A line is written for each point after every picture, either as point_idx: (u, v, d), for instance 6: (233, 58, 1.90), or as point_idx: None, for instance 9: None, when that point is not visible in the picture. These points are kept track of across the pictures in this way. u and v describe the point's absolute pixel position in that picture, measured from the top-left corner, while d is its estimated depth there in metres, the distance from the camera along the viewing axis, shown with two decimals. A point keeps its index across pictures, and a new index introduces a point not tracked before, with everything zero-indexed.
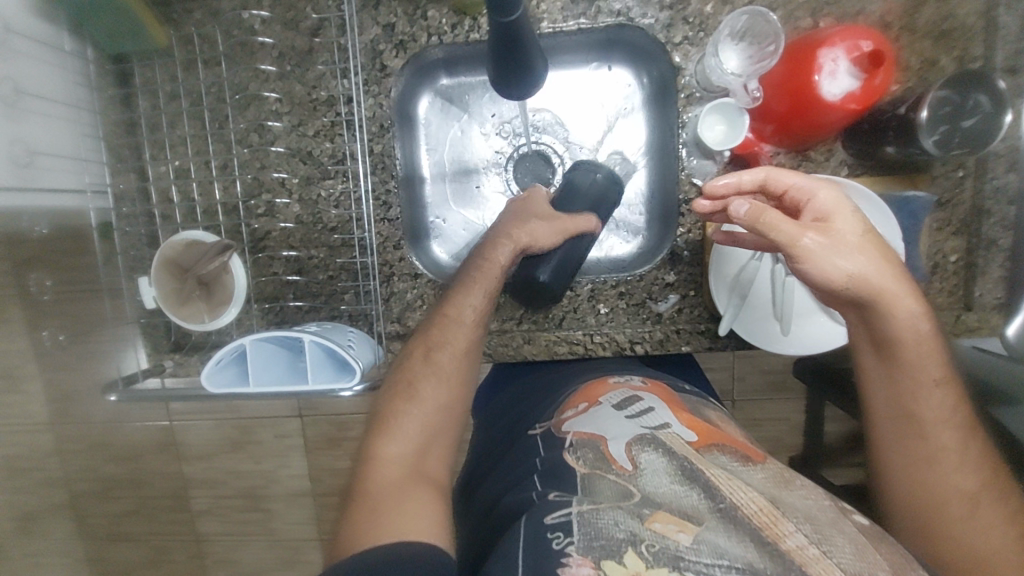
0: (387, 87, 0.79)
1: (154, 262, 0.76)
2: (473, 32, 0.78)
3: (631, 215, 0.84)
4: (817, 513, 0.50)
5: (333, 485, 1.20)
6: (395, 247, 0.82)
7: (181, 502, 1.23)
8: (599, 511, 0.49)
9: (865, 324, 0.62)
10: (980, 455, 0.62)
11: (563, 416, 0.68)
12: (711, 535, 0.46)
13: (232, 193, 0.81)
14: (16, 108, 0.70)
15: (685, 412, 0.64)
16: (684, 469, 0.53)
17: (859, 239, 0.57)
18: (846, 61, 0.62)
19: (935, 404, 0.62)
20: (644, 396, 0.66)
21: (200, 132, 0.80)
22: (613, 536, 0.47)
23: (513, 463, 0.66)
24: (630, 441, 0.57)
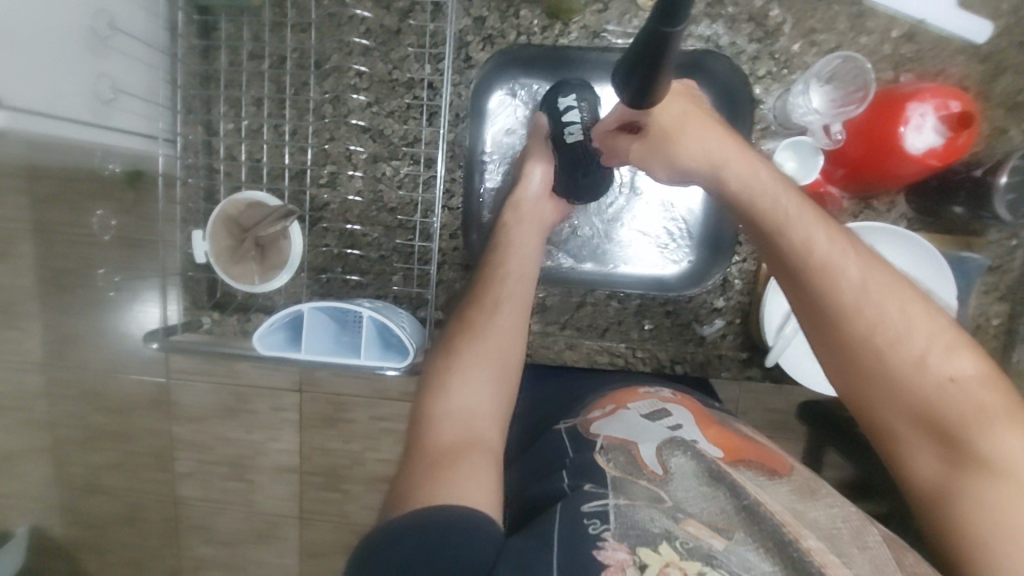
0: (469, 77, 0.80)
1: (213, 216, 0.76)
2: (561, 37, 0.79)
3: (680, 239, 0.85)
4: (839, 528, 0.48)
5: (320, 465, 1.11)
6: (452, 236, 0.83)
7: (163, 461, 1.11)
8: (635, 506, 0.48)
9: (811, 300, 0.54)
10: (941, 375, 0.50)
11: (589, 417, 0.65)
12: (741, 548, 0.45)
13: (300, 159, 0.81)
14: (107, 43, 0.69)
15: (713, 427, 0.61)
16: (710, 471, 0.52)
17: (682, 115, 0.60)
18: (933, 118, 0.66)
19: (856, 330, 0.52)
20: (673, 409, 0.63)
21: (276, 95, 0.80)
22: (649, 529, 0.46)
23: (535, 455, 0.65)
24: (661, 444, 0.56)
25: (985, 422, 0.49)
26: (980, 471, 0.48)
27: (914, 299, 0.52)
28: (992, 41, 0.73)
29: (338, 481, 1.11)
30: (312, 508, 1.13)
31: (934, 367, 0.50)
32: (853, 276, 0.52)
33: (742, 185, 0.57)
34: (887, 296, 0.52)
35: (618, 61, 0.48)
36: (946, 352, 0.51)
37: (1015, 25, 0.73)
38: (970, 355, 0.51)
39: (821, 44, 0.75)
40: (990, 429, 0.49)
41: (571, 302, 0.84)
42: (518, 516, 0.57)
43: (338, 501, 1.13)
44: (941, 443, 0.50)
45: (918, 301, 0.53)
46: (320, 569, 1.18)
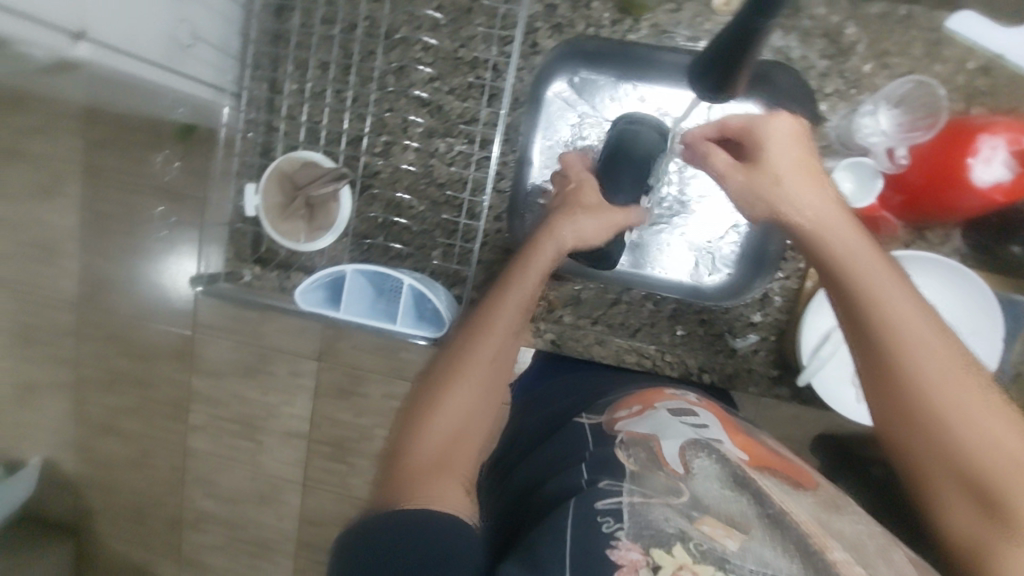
0: (534, 63, 0.81)
1: (267, 171, 0.78)
2: (630, 33, 0.79)
3: (725, 250, 0.84)
4: (865, 542, 0.48)
5: (329, 435, 1.12)
6: (497, 218, 0.84)
7: (179, 413, 1.15)
8: (649, 505, 0.47)
9: (861, 331, 0.53)
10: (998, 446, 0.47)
11: (615, 416, 0.65)
12: (759, 544, 0.45)
13: (358, 126, 0.82)
14: None
15: (739, 434, 0.61)
16: (733, 478, 0.52)
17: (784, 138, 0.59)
18: (1004, 152, 0.64)
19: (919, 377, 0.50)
20: (700, 412, 0.63)
21: (343, 60, 0.81)
22: (663, 529, 0.45)
23: (555, 442, 0.64)
24: (685, 444, 0.55)
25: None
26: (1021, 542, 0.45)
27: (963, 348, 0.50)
28: None
29: (344, 453, 1.13)
30: (316, 476, 1.15)
31: (977, 418, 0.48)
32: (906, 311, 0.51)
33: (812, 213, 0.57)
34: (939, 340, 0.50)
35: (695, 63, 0.61)
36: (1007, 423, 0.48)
37: None
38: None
39: (894, 67, 0.74)
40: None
41: (607, 298, 0.84)
42: (534, 495, 0.57)
43: (341, 473, 1.14)
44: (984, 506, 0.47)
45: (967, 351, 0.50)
46: (314, 539, 1.18)
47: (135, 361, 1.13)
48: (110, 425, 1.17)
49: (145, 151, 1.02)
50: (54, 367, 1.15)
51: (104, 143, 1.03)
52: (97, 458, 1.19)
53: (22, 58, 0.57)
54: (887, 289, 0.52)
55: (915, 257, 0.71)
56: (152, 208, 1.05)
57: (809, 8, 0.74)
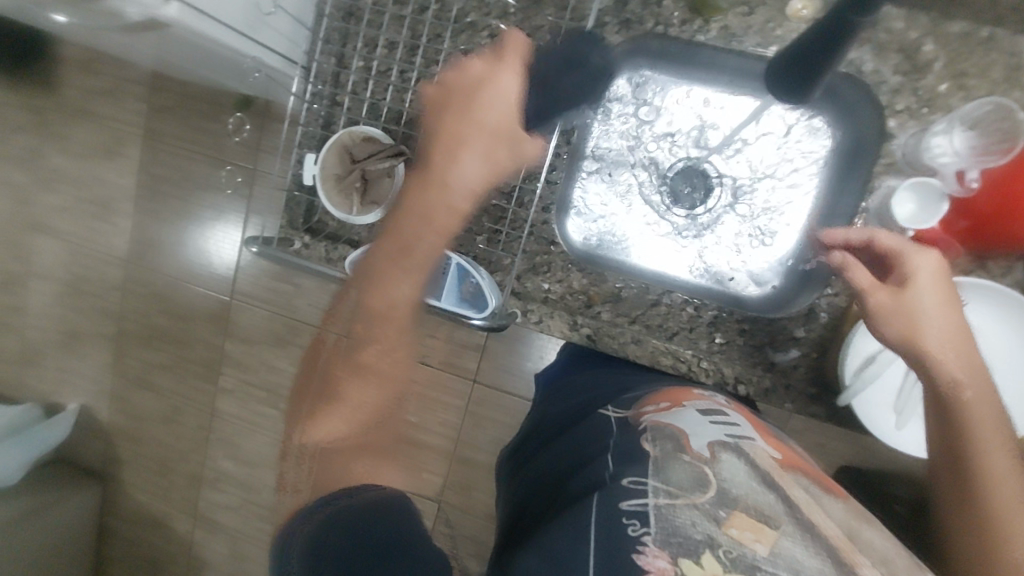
0: (598, 58, 0.81)
1: (329, 142, 0.80)
2: (699, 34, 0.78)
3: (772, 261, 0.83)
4: (894, 557, 0.46)
5: None
6: (544, 210, 0.84)
7: (211, 373, 1.19)
8: (676, 507, 0.46)
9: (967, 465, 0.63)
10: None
11: (642, 410, 0.64)
12: (788, 544, 0.44)
13: (419, 106, 0.84)
14: None
15: (770, 436, 0.59)
16: (762, 477, 0.50)
17: (938, 276, 0.65)
18: None
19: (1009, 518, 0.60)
20: (730, 411, 0.61)
21: (411, 40, 0.83)
22: (691, 536, 0.44)
23: (581, 432, 0.65)
24: (714, 440, 0.53)
25: None
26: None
27: None
28: None
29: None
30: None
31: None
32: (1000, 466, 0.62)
33: (942, 342, 0.64)
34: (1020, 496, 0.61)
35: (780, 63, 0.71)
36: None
37: None
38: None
39: (971, 88, 0.72)
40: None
41: (647, 299, 0.83)
42: (561, 480, 0.58)
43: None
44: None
45: None
46: None
47: (176, 319, 1.18)
48: (146, 378, 1.22)
49: (214, 117, 1.07)
50: (102, 317, 1.20)
51: (170, 109, 1.09)
52: (130, 409, 1.24)
53: (114, 16, 0.60)
54: (996, 439, 0.63)
55: (982, 287, 0.69)
56: (212, 171, 1.10)
57: (887, 21, 0.72)
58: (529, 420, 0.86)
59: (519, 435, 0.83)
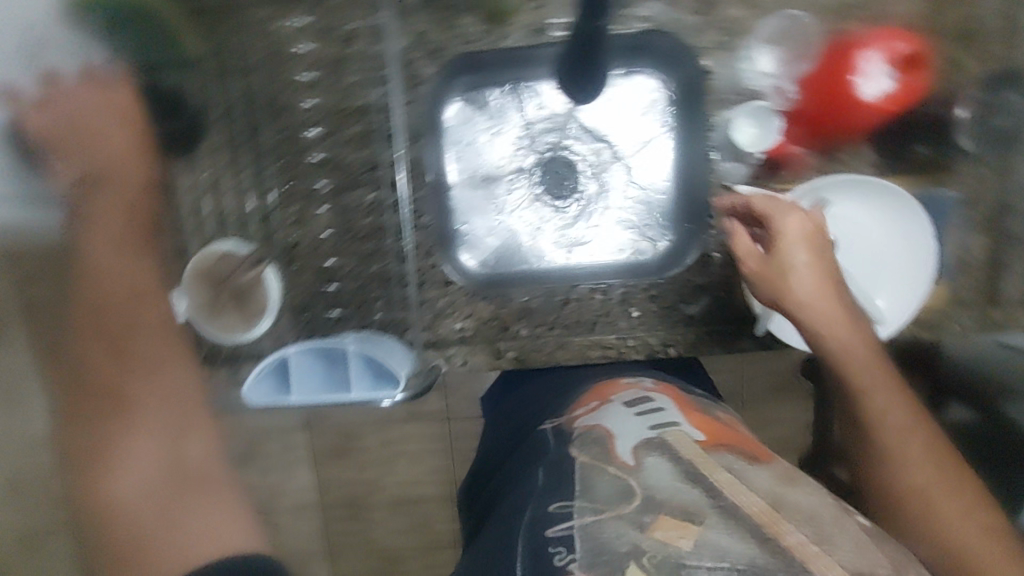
0: (419, 94, 0.80)
1: (188, 273, 0.78)
2: (504, 39, 0.79)
3: (660, 219, 0.84)
4: (821, 510, 0.47)
5: None
6: (428, 255, 0.83)
7: None
8: (602, 522, 0.46)
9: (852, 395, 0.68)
10: (975, 521, 0.58)
11: (574, 414, 0.66)
12: (714, 534, 0.43)
13: (264, 203, 0.81)
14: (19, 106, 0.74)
15: (694, 412, 0.61)
16: (685, 470, 0.50)
17: (806, 234, 0.68)
18: (884, 63, 0.67)
19: (907, 446, 0.64)
20: (656, 397, 0.63)
21: (231, 142, 0.80)
22: (616, 551, 0.43)
23: (523, 455, 0.66)
24: (638, 445, 0.54)
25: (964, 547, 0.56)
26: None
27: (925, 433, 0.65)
28: None
29: None
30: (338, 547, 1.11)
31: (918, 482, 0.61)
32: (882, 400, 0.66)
33: (810, 297, 0.67)
34: (902, 422, 0.65)
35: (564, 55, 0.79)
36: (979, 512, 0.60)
37: None
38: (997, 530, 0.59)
39: (762, 5, 0.75)
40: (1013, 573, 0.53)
41: (556, 301, 0.84)
42: (505, 507, 0.61)
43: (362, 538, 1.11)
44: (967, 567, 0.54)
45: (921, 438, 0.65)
46: None
47: None
48: None
49: None
50: None
51: None
52: None
53: None
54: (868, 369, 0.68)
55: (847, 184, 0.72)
56: None
57: None
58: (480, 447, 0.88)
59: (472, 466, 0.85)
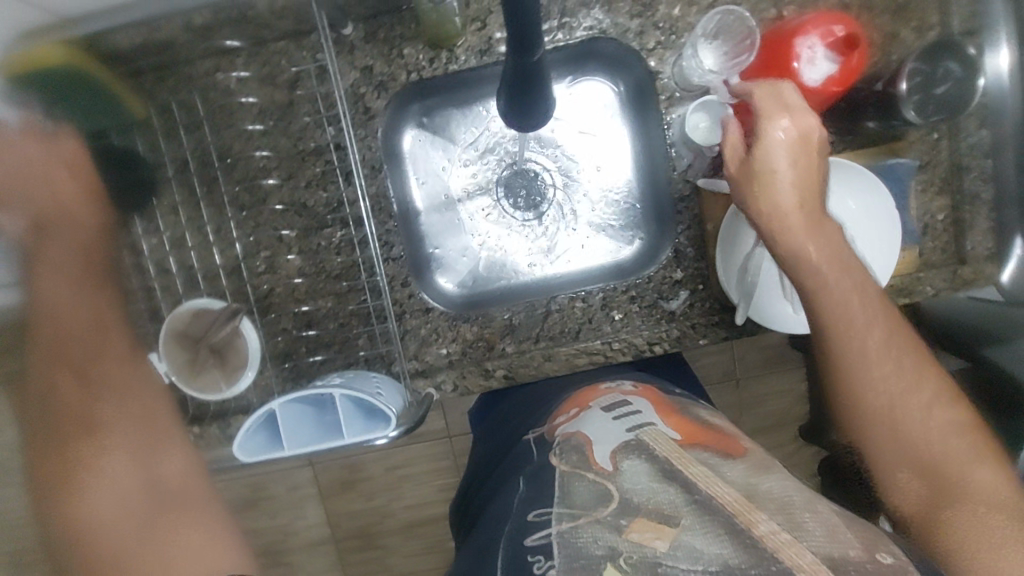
0: (373, 128, 0.80)
1: (162, 336, 0.74)
2: (451, 63, 0.79)
3: (628, 219, 0.86)
4: (792, 496, 0.49)
5: (353, 528, 1.16)
6: (404, 285, 0.83)
7: None
8: (579, 527, 0.47)
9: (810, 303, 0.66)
10: (937, 421, 0.64)
11: (555, 423, 0.67)
12: (689, 537, 0.44)
13: (232, 255, 0.80)
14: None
15: (672, 415, 0.61)
16: (662, 468, 0.51)
17: (798, 146, 0.64)
18: (823, 48, 0.66)
19: (873, 372, 0.65)
20: (633, 400, 0.64)
21: (190, 199, 0.79)
22: (592, 554, 0.44)
23: (508, 469, 0.68)
24: (615, 449, 0.54)
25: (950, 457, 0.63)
26: (975, 505, 0.60)
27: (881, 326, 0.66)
28: None
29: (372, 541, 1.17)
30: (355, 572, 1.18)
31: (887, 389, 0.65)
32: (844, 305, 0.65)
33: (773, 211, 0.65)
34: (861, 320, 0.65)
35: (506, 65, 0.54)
36: (942, 404, 0.65)
37: None
38: (961, 409, 0.66)
39: (700, 1, 0.75)
40: (973, 470, 0.62)
41: (537, 315, 0.84)
42: (485, 520, 0.61)
43: (377, 559, 1.18)
44: (935, 481, 0.62)
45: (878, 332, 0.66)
46: None
47: None
48: None
49: None
50: None
51: None
52: None
53: None
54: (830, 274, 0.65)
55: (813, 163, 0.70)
56: None
57: None
58: (470, 464, 0.88)
59: (460, 485, 0.86)
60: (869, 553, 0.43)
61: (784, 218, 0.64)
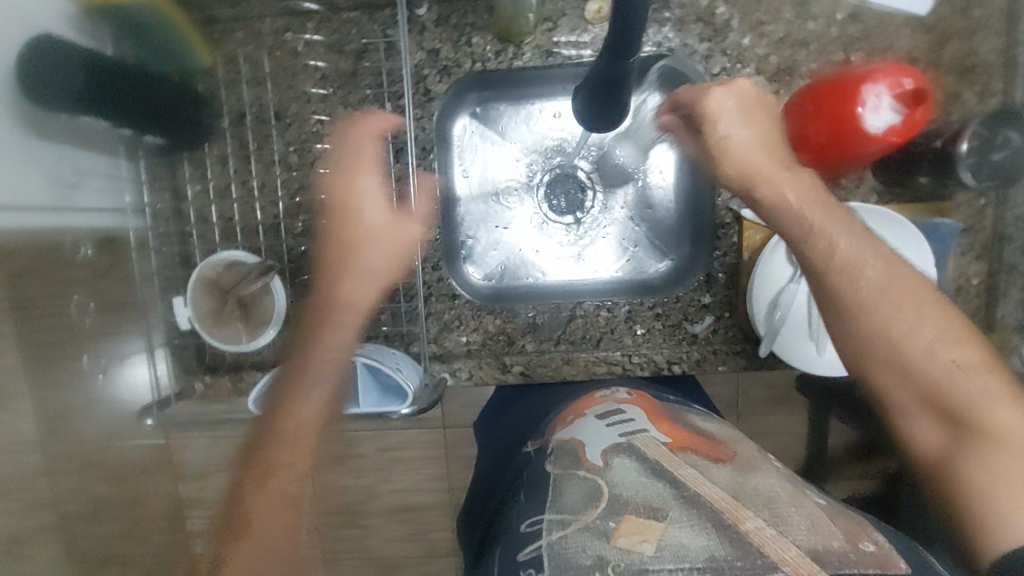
0: (431, 110, 0.81)
1: (192, 281, 0.76)
2: (516, 59, 0.80)
3: (664, 237, 0.87)
4: (778, 491, 0.50)
5: (337, 502, 1.14)
6: (434, 268, 0.84)
7: None
8: (567, 537, 0.47)
9: (820, 279, 0.60)
10: (946, 360, 0.58)
11: (553, 430, 0.66)
12: (676, 532, 0.45)
13: (272, 213, 0.81)
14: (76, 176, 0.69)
15: (666, 422, 0.61)
16: (651, 468, 0.52)
17: (746, 120, 0.56)
18: (889, 98, 0.65)
19: (874, 317, 0.59)
20: (627, 407, 0.64)
21: (241, 152, 0.80)
22: (580, 564, 0.44)
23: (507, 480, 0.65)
24: (607, 448, 0.56)
25: (983, 406, 0.57)
26: (996, 449, 0.55)
27: (905, 274, 0.60)
28: (935, 11, 0.75)
29: (355, 517, 1.15)
30: (333, 547, 1.16)
31: (918, 345, 0.59)
32: (864, 265, 0.59)
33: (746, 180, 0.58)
34: (880, 270, 0.59)
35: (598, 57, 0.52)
36: (950, 341, 0.59)
37: None
38: (975, 343, 0.59)
39: (770, 34, 0.76)
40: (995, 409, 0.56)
41: (561, 318, 0.84)
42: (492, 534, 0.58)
43: (357, 537, 1.16)
44: (955, 428, 0.58)
45: (914, 286, 0.60)
46: None
47: None
48: None
49: None
50: None
51: None
52: None
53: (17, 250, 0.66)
54: (838, 235, 0.58)
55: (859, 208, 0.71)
56: None
57: None
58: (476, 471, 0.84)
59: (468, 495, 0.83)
60: (851, 544, 0.44)
61: (767, 182, 0.57)
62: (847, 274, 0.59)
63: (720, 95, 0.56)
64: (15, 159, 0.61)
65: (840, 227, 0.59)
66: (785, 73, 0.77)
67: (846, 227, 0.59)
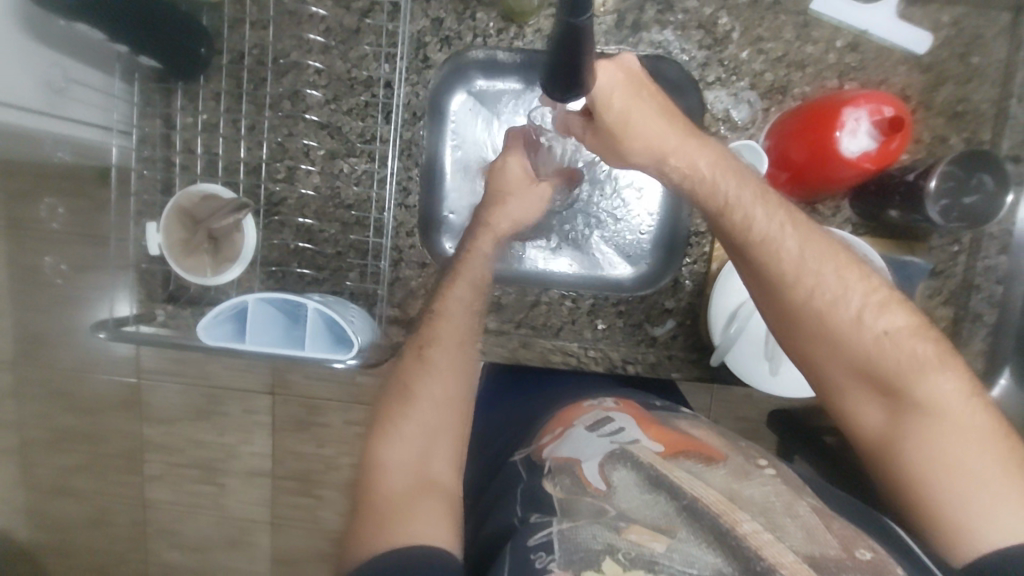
0: (427, 78, 0.82)
1: (166, 209, 0.75)
2: (516, 40, 0.81)
3: (643, 241, 0.86)
4: (773, 502, 0.49)
5: (293, 469, 1.08)
6: (408, 235, 0.85)
7: (135, 463, 1.09)
8: (578, 527, 0.47)
9: (744, 258, 0.60)
10: (876, 330, 0.57)
11: (540, 443, 0.66)
12: (685, 546, 0.44)
13: (258, 155, 0.82)
14: (61, 94, 0.70)
15: (654, 428, 0.62)
16: (648, 476, 0.52)
17: (634, 97, 0.59)
18: (867, 123, 0.67)
19: (795, 293, 0.58)
20: (616, 416, 0.64)
21: (234, 91, 0.81)
22: (591, 548, 0.45)
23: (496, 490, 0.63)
24: (602, 458, 0.56)
25: (920, 374, 0.56)
26: (932, 421, 0.56)
27: (827, 241, 0.60)
28: (933, 52, 0.76)
29: (311, 485, 1.08)
30: (283, 515, 1.10)
31: (855, 319, 0.58)
32: (790, 242, 0.59)
33: (654, 146, 0.61)
34: (796, 237, 0.59)
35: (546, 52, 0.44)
36: (878, 309, 0.58)
37: (955, 36, 0.75)
38: (905, 310, 0.59)
39: (767, 51, 0.77)
40: (928, 373, 0.56)
41: (526, 301, 0.85)
42: (488, 524, 0.57)
43: (308, 506, 1.09)
44: (893, 402, 0.57)
45: (840, 254, 0.60)
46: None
47: (79, 416, 1.04)
48: (60, 485, 1.08)
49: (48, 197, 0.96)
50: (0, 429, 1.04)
51: None
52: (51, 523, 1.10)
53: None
54: (749, 202, 0.60)
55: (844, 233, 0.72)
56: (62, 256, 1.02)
57: (681, 2, 0.77)
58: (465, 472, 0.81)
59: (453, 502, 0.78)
60: (847, 553, 0.45)
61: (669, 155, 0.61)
62: (768, 248, 0.59)
63: (605, 74, 0.56)
64: (12, 56, 0.61)
65: (753, 198, 0.60)
66: (778, 91, 0.77)
67: (759, 191, 0.61)
